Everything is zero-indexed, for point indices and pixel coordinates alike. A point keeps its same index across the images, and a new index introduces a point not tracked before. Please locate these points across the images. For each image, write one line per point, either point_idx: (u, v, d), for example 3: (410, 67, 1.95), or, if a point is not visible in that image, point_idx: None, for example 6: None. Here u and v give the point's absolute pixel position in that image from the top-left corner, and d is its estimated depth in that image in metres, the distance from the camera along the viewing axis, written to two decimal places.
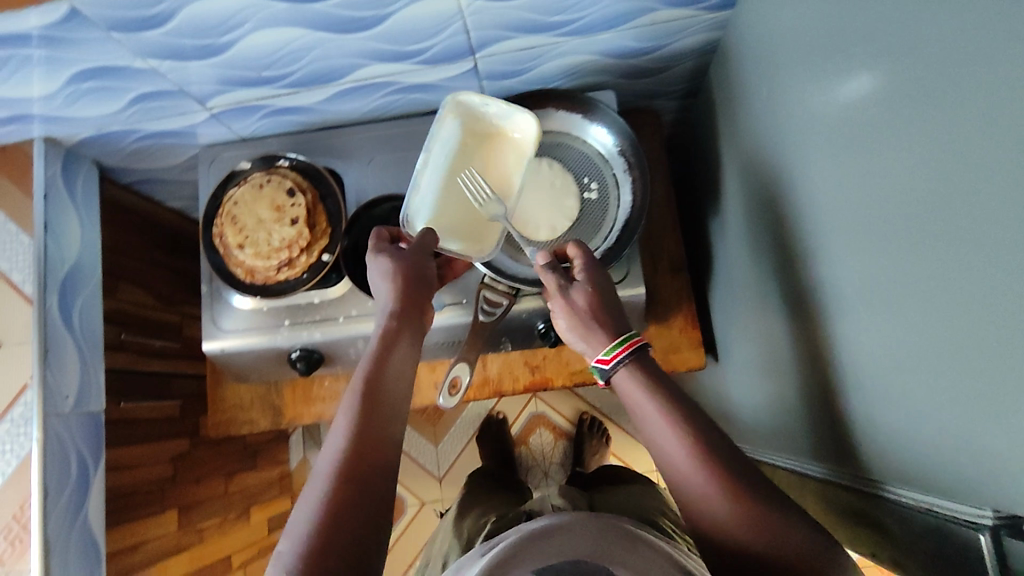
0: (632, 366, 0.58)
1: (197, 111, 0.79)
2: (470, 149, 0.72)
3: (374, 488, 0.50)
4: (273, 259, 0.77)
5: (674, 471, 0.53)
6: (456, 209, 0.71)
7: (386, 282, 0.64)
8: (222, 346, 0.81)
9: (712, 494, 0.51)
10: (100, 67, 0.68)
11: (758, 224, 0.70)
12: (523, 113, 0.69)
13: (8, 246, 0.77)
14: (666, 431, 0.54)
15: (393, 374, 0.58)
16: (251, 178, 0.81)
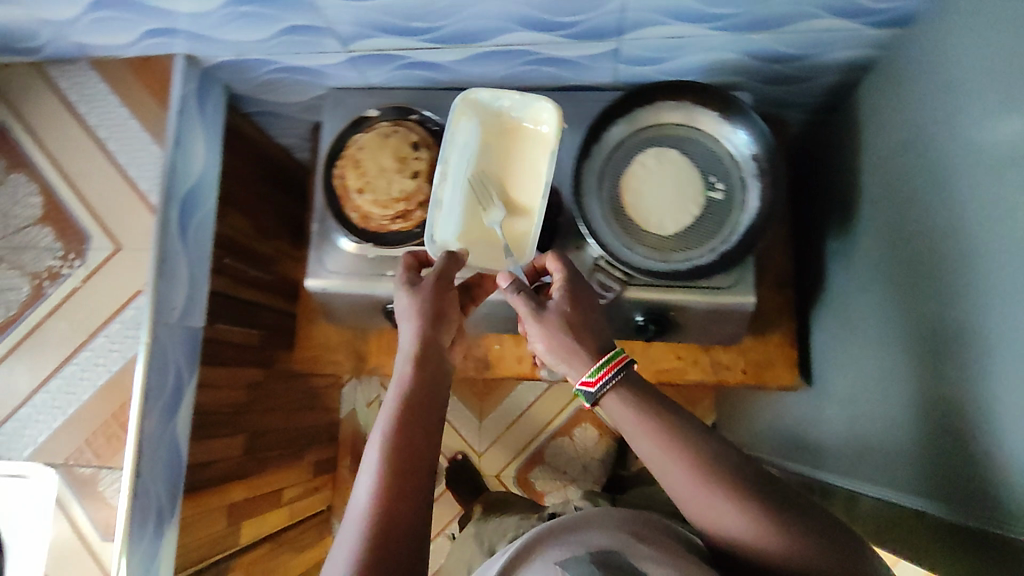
0: (620, 387, 0.54)
1: (334, 51, 0.80)
2: (488, 158, 0.74)
3: (406, 539, 0.47)
4: (390, 209, 0.79)
5: (689, 508, 0.49)
6: (474, 213, 0.73)
7: (407, 319, 0.61)
8: (325, 285, 0.83)
9: (744, 531, 0.46)
10: None
11: (896, 250, 0.67)
12: (542, 103, 0.72)
13: (139, 154, 0.79)
14: (663, 462, 0.50)
15: (428, 395, 0.56)
16: (377, 126, 0.81)
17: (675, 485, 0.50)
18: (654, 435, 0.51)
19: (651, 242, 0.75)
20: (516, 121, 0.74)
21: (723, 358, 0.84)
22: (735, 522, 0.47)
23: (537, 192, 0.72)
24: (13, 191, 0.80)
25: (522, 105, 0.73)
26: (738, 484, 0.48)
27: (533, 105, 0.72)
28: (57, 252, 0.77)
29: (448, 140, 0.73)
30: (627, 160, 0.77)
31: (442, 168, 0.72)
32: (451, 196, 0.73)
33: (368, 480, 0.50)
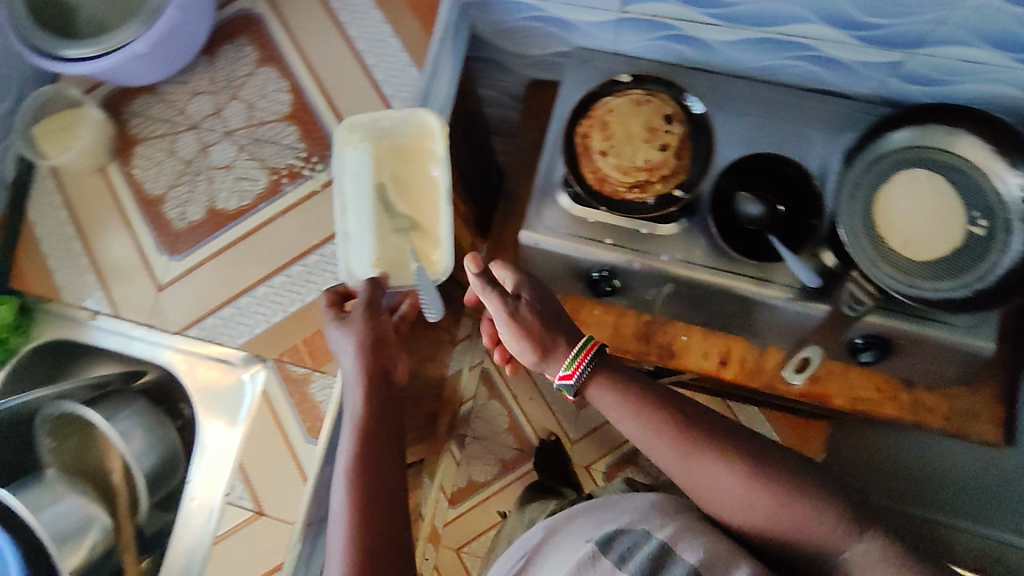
0: (596, 373, 0.64)
1: (608, 10, 0.77)
2: (383, 182, 0.75)
3: (384, 555, 0.53)
4: (630, 177, 0.76)
5: (682, 475, 0.60)
6: (388, 240, 0.74)
7: (348, 354, 0.64)
8: (539, 240, 0.82)
9: (736, 490, 0.57)
10: None
11: None
12: (422, 113, 0.73)
13: (398, 74, 0.79)
14: (649, 438, 0.61)
15: (380, 412, 0.61)
16: (630, 91, 0.79)
17: (664, 457, 0.61)
18: (638, 415, 0.62)
19: (898, 264, 0.71)
20: (405, 141, 0.76)
21: (924, 397, 0.82)
22: (726, 480, 0.58)
23: (409, 218, 0.74)
24: (263, 85, 0.81)
25: (405, 124, 0.75)
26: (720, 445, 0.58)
27: (410, 120, 0.74)
28: (300, 153, 0.78)
29: (340, 168, 0.74)
30: (889, 177, 0.74)
31: (341, 198, 0.73)
32: (357, 227, 0.74)
33: (339, 524, 0.54)
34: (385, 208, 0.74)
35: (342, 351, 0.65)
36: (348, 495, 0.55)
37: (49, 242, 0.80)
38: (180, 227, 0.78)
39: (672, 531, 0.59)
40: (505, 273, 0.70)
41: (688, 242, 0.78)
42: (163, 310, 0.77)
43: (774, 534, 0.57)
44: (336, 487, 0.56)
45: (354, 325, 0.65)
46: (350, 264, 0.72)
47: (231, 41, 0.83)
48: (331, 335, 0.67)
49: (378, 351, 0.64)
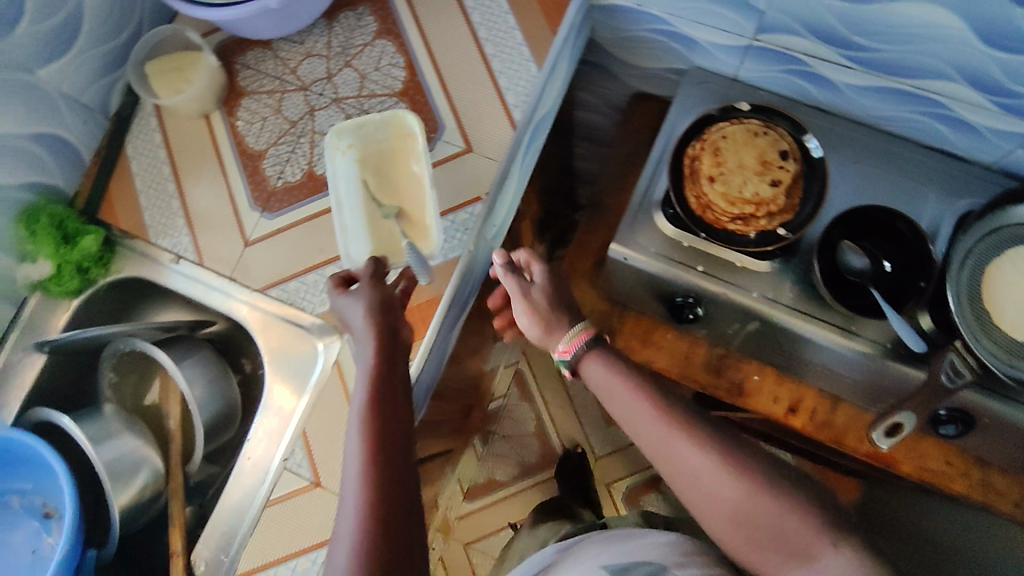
0: (595, 350, 0.60)
1: (740, 35, 0.76)
2: (374, 182, 0.75)
3: (403, 505, 0.49)
4: (735, 208, 0.74)
5: (652, 448, 0.55)
6: (378, 231, 0.74)
7: (358, 310, 0.62)
8: (627, 256, 0.82)
9: (704, 469, 0.52)
10: None
11: None
12: (395, 115, 0.74)
13: (516, 66, 0.77)
14: (631, 405, 0.56)
15: (394, 383, 0.57)
16: (747, 120, 0.77)
17: (641, 425, 0.56)
18: (633, 391, 0.57)
19: (999, 340, 0.69)
20: (391, 141, 0.76)
21: (997, 481, 0.80)
22: (694, 459, 0.52)
23: (402, 213, 0.74)
24: (378, 57, 0.80)
25: (385, 125, 0.75)
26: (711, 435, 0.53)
27: (389, 119, 0.74)
28: None
29: (330, 174, 0.74)
30: (1004, 249, 0.71)
31: (335, 198, 0.73)
32: (352, 219, 0.73)
33: (354, 467, 0.50)
34: (382, 208, 0.74)
35: (353, 323, 0.62)
36: (363, 441, 0.51)
37: (143, 180, 0.80)
38: (276, 186, 0.78)
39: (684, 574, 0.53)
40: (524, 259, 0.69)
41: (777, 281, 0.78)
42: (246, 266, 0.76)
43: (741, 533, 0.50)
44: (351, 454, 0.51)
45: (366, 295, 0.62)
46: (352, 252, 0.71)
47: (352, 8, 0.82)
48: (339, 307, 0.64)
49: (388, 320, 0.61)
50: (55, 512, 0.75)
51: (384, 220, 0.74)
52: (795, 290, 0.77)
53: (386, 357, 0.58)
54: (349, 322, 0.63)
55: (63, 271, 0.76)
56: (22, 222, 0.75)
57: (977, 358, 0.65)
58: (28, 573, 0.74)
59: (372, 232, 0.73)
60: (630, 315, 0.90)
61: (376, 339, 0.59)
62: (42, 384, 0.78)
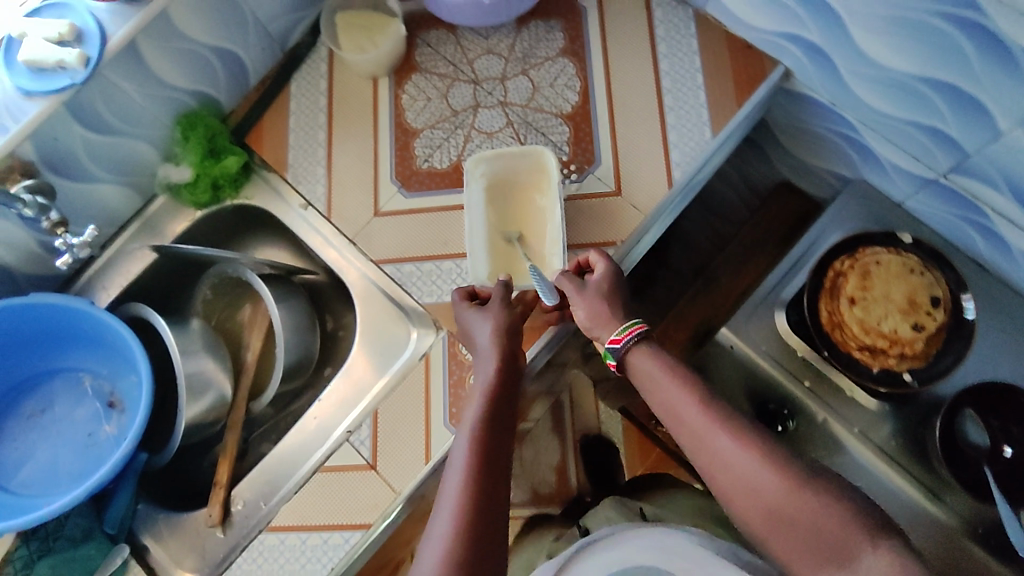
0: (643, 342, 0.61)
1: (929, 166, 0.72)
2: (506, 209, 0.76)
3: (496, 518, 0.51)
4: (867, 339, 0.71)
5: (689, 434, 0.55)
6: (501, 254, 0.74)
7: (485, 328, 0.65)
8: (734, 344, 0.80)
9: (739, 459, 0.52)
10: (961, 91, 0.61)
11: None
12: (539, 150, 0.73)
13: (689, 125, 0.75)
14: (675, 390, 0.57)
15: (506, 405, 0.60)
16: (906, 253, 0.73)
17: (681, 412, 0.56)
18: (674, 373, 0.58)
19: None
20: (525, 171, 0.76)
21: None
22: (729, 449, 0.53)
23: (532, 246, 0.74)
24: (556, 74, 0.79)
25: (525, 158, 0.74)
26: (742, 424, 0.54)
27: (530, 153, 0.74)
28: (561, 156, 0.77)
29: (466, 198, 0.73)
30: None
31: (469, 224, 0.72)
32: (480, 243, 0.73)
33: (458, 470, 0.54)
34: (511, 237, 0.74)
35: (476, 339, 0.66)
36: (470, 450, 0.55)
37: (297, 119, 0.81)
38: (420, 168, 0.78)
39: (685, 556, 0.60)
40: (589, 257, 0.69)
41: (878, 420, 0.75)
42: (369, 235, 0.76)
43: (766, 512, 0.50)
44: (460, 457, 0.55)
45: (495, 317, 0.65)
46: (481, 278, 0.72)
47: (545, 19, 0.82)
48: (463, 321, 0.68)
49: (511, 345, 0.65)
50: (119, 404, 0.77)
51: (512, 249, 0.74)
52: (895, 436, 0.75)
53: (503, 379, 0.62)
54: (471, 337, 0.66)
55: (200, 182, 0.78)
56: (180, 125, 0.77)
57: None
58: (76, 454, 0.75)
59: (495, 254, 0.73)
60: None
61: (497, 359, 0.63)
62: (143, 279, 0.79)
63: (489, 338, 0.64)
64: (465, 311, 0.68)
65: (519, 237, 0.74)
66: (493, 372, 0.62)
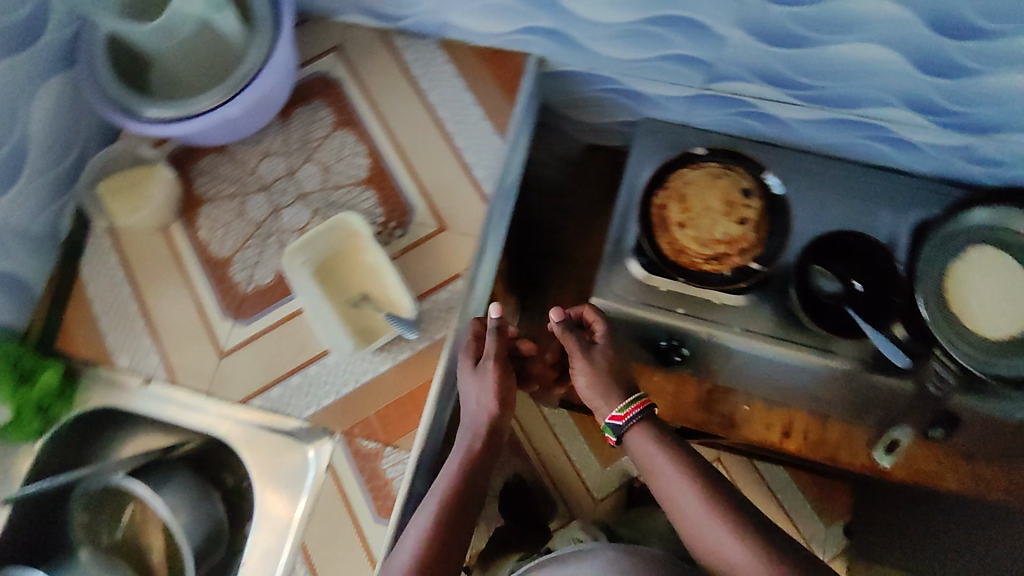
0: (642, 422, 0.70)
1: (689, 86, 0.79)
2: (342, 279, 0.72)
3: None
4: (709, 249, 0.78)
5: (686, 521, 0.64)
6: (355, 321, 0.71)
7: (476, 403, 0.69)
8: (607, 307, 0.82)
9: (731, 545, 0.61)
10: (686, 19, 0.67)
11: None
12: (344, 216, 0.71)
13: (479, 139, 0.77)
14: (677, 479, 0.65)
15: (470, 499, 0.64)
16: (707, 164, 0.81)
17: (680, 496, 0.65)
18: (676, 468, 0.66)
19: (974, 343, 0.74)
20: (342, 240, 0.73)
21: (986, 472, 0.81)
22: (724, 537, 0.61)
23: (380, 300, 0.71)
24: (339, 148, 0.79)
25: (334, 229, 0.71)
26: (734, 510, 0.62)
27: (335, 223, 0.71)
28: (376, 218, 0.75)
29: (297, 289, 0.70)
30: (962, 254, 0.77)
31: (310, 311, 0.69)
32: (330, 323, 0.70)
33: None
34: (358, 302, 0.71)
35: (475, 400, 0.69)
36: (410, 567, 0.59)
37: (102, 304, 0.75)
38: (247, 291, 0.74)
39: None
40: (593, 320, 0.77)
41: (751, 311, 0.79)
42: (224, 378, 0.72)
43: None
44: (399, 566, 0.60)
45: (491, 385, 0.68)
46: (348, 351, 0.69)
47: (306, 103, 0.81)
48: (462, 382, 0.71)
49: (492, 438, 0.69)
50: None
51: (365, 312, 0.71)
52: (776, 317, 0.79)
53: (472, 471, 0.65)
54: (469, 394, 0.70)
55: (23, 414, 0.70)
56: None
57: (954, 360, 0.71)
58: None
59: (349, 323, 0.71)
60: None
61: (471, 451, 0.67)
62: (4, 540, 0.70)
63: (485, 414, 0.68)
64: (469, 362, 0.71)
65: (363, 295, 0.72)
66: (463, 465, 0.66)
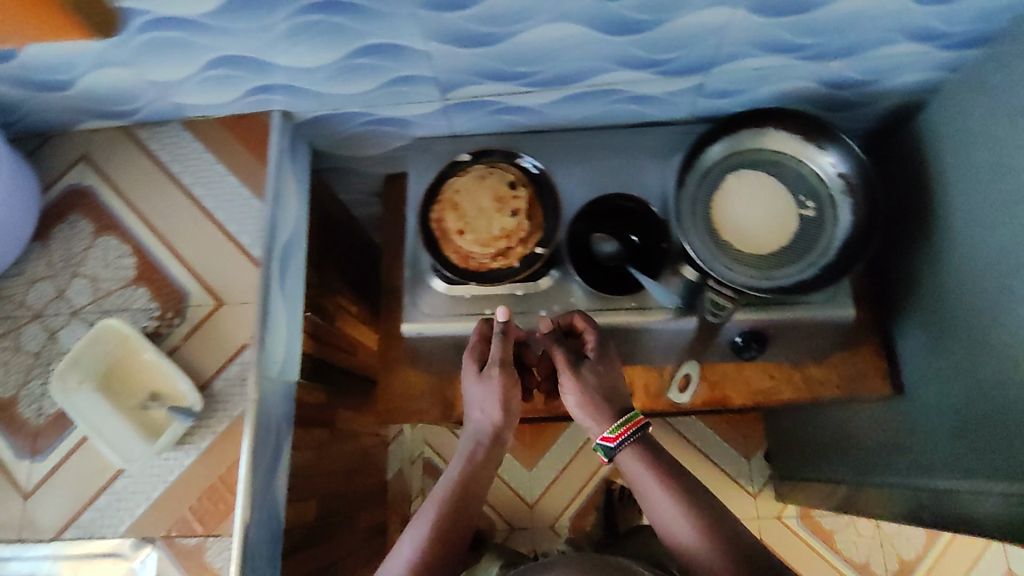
0: (635, 443, 0.72)
1: (431, 102, 0.80)
2: (122, 386, 0.72)
3: None
4: (491, 248, 0.79)
5: (661, 529, 0.69)
6: (147, 422, 0.71)
7: (478, 411, 0.77)
8: (419, 329, 0.84)
9: (699, 550, 0.65)
10: (381, 45, 0.68)
11: (968, 263, 0.73)
12: (104, 324, 0.70)
13: (240, 209, 0.77)
14: (664, 498, 0.69)
15: (464, 498, 0.72)
16: (472, 168, 0.82)
17: (662, 509, 0.69)
18: (687, 492, 0.69)
19: (749, 264, 0.78)
20: (111, 347, 0.72)
21: (818, 374, 0.87)
22: (693, 542, 0.66)
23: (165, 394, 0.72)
24: (103, 255, 0.78)
25: (98, 340, 0.71)
26: (705, 514, 0.67)
27: (96, 334, 0.70)
28: (152, 312, 0.75)
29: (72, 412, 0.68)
30: (720, 185, 0.81)
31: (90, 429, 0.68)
32: (118, 433, 0.69)
33: None
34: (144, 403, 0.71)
35: (479, 408, 0.77)
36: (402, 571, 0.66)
37: None
38: (37, 424, 0.72)
39: None
40: (581, 326, 0.77)
41: (551, 292, 0.82)
42: (33, 519, 0.70)
43: None
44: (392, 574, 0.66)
45: (497, 388, 0.75)
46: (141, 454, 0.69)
47: (66, 219, 0.80)
48: (471, 386, 0.77)
49: (495, 452, 0.77)
50: None
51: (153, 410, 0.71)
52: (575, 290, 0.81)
53: (474, 475, 0.74)
54: (475, 406, 0.77)
55: None
56: None
57: (728, 288, 0.75)
58: None
59: (142, 425, 0.71)
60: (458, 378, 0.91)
61: (476, 460, 0.75)
62: None
63: (485, 425, 0.76)
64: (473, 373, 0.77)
65: (151, 394, 0.72)
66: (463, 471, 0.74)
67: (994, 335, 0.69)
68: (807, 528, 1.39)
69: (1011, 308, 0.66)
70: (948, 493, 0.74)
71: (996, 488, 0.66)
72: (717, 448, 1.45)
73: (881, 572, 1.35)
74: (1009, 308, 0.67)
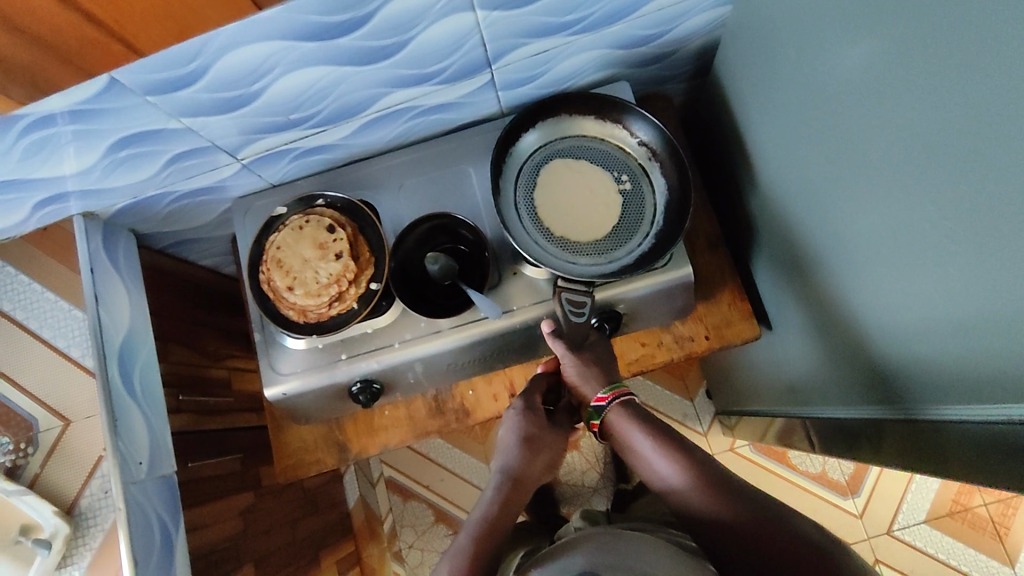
0: (629, 408, 0.72)
1: (227, 164, 0.79)
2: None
3: None
4: (324, 296, 0.75)
5: (664, 488, 0.67)
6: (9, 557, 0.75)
7: (508, 436, 0.77)
8: (284, 390, 0.80)
9: (706, 505, 0.62)
10: (137, 133, 0.67)
11: (790, 197, 0.72)
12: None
13: (64, 322, 0.89)
14: (656, 449, 0.68)
15: (502, 508, 0.70)
16: (289, 221, 0.79)
17: (657, 464, 0.68)
18: (674, 442, 0.68)
19: (590, 251, 0.77)
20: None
21: (684, 331, 0.87)
22: (699, 499, 0.63)
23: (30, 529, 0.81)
24: None
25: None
26: (704, 470, 0.65)
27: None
28: (5, 446, 0.87)
29: None
30: (538, 178, 0.80)
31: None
32: None
33: None
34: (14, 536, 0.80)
35: (508, 440, 0.76)
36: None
37: None
38: None
39: (592, 547, 0.56)
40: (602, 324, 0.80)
41: (404, 321, 0.80)
42: None
43: (736, 545, 0.59)
44: None
45: (519, 408, 0.78)
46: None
47: None
48: (505, 417, 0.79)
49: (519, 489, 0.73)
50: None
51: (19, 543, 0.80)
52: (426, 316, 0.79)
53: (504, 511, 0.70)
54: (504, 449, 0.76)
55: None
56: None
57: (579, 282, 0.73)
58: None
59: (21, 563, 0.80)
60: (348, 421, 0.91)
61: (505, 496, 0.72)
62: None
63: (514, 464, 0.74)
64: (513, 416, 0.78)
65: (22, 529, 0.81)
66: (495, 508, 0.70)
67: (826, 261, 0.68)
68: (761, 453, 1.41)
69: (829, 237, 0.66)
70: (822, 416, 0.77)
71: (869, 412, 0.66)
72: (661, 397, 1.46)
73: (840, 477, 1.37)
74: (827, 234, 0.66)
